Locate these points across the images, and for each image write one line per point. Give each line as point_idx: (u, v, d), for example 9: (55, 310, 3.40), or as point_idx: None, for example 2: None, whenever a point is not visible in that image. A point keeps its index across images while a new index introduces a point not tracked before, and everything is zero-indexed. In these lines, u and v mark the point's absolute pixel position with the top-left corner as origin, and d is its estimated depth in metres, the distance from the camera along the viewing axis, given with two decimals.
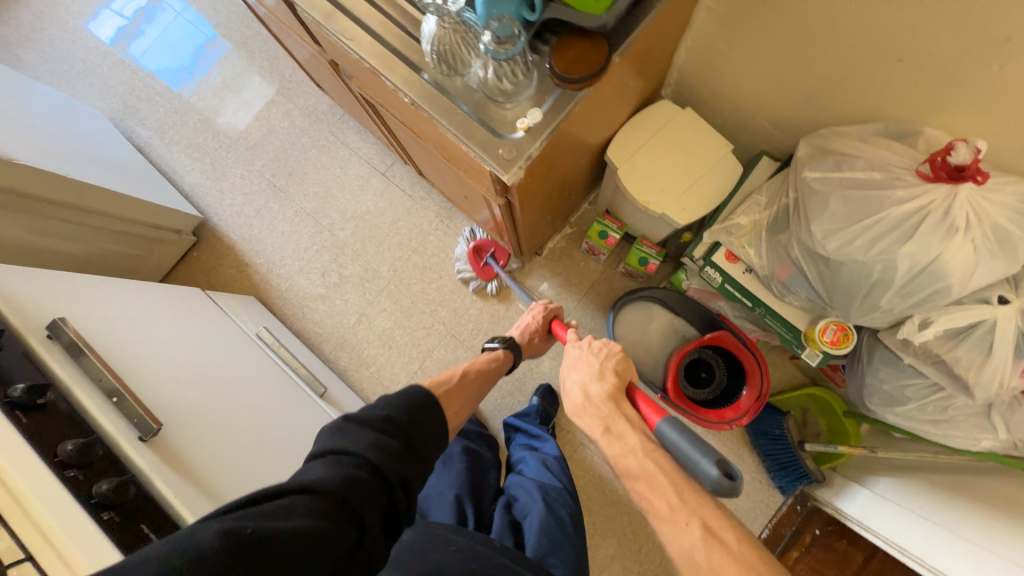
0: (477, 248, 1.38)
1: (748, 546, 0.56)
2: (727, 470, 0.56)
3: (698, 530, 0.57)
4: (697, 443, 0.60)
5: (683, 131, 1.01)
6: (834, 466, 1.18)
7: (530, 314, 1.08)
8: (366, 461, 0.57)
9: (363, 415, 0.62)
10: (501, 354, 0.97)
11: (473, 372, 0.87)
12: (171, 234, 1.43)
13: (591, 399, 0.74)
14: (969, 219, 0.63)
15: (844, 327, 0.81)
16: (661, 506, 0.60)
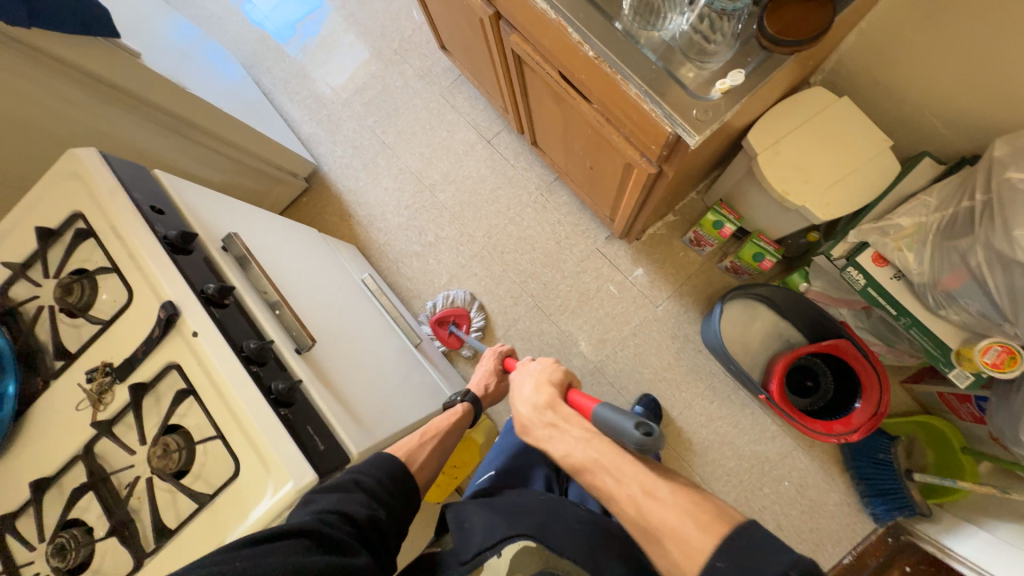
0: (438, 319, 1.40)
1: (683, 495, 0.54)
2: (646, 428, 0.56)
3: (637, 489, 0.56)
4: (620, 411, 0.59)
5: (839, 121, 0.94)
6: (942, 502, 1.10)
7: (481, 365, 1.06)
8: (341, 513, 0.55)
9: (328, 482, 0.59)
10: (460, 407, 0.88)
11: (432, 427, 0.79)
12: (289, 177, 1.53)
13: (532, 417, 0.70)
14: None
15: (1011, 350, 0.74)
16: (607, 482, 0.59)
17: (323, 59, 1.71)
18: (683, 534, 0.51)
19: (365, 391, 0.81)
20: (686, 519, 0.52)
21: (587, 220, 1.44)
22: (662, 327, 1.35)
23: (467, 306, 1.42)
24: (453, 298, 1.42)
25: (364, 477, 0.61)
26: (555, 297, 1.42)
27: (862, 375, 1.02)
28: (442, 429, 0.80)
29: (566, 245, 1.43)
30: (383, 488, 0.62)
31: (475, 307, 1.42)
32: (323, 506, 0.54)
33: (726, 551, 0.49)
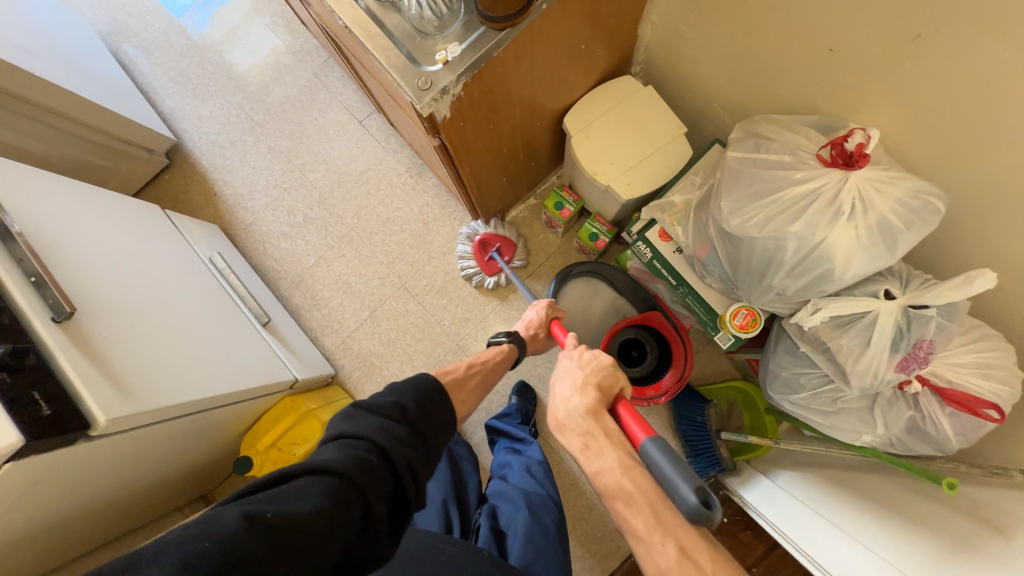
0: (482, 241, 1.35)
1: (722, 565, 0.57)
2: (705, 496, 0.57)
3: (674, 550, 0.58)
4: (681, 468, 0.60)
5: (641, 107, 1.02)
6: (749, 458, 1.20)
7: (533, 311, 1.07)
8: (377, 446, 0.57)
9: (372, 402, 0.62)
10: (508, 347, 0.96)
11: (480, 366, 0.88)
12: (143, 153, 1.45)
13: (569, 414, 0.72)
14: (855, 206, 0.61)
15: (753, 313, 0.84)
16: (638, 525, 0.61)
17: (199, 26, 1.62)
18: None
19: (146, 364, 0.79)
20: None
21: (454, 202, 1.46)
22: (521, 305, 1.41)
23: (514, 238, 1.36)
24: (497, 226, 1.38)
25: (407, 405, 0.64)
26: (420, 277, 1.44)
27: (672, 342, 1.13)
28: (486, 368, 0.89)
29: (433, 227, 1.46)
30: (418, 415, 0.64)
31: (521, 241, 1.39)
32: (359, 435, 0.57)
33: None
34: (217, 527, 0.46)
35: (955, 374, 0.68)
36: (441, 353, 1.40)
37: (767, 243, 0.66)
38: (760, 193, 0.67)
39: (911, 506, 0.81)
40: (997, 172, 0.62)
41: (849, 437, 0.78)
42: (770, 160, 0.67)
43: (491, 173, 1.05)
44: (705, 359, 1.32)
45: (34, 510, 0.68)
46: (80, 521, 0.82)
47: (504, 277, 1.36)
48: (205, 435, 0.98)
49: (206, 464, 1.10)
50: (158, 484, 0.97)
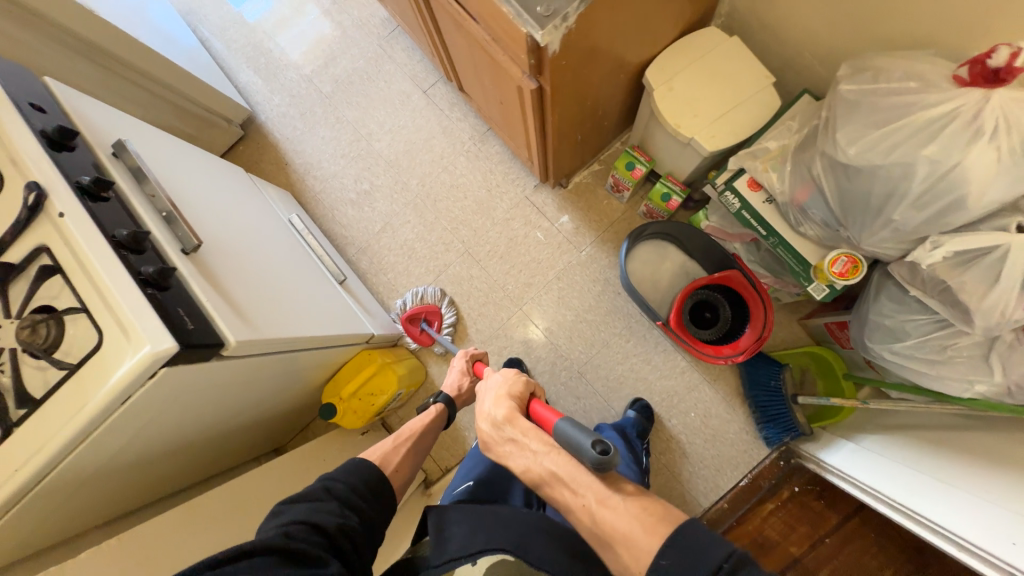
0: (409, 316, 1.38)
1: (637, 504, 0.58)
2: (601, 446, 0.59)
3: (591, 497, 0.60)
4: (579, 428, 0.63)
5: (727, 58, 1.00)
6: (826, 425, 1.18)
7: (454, 367, 1.13)
8: (310, 524, 0.60)
9: (299, 493, 0.65)
10: (437, 408, 0.99)
11: (407, 432, 0.90)
12: (222, 121, 1.53)
13: (492, 432, 0.73)
14: (998, 125, 0.58)
15: (855, 260, 0.81)
16: (568, 494, 0.62)
17: (249, 16, 1.69)
18: (632, 539, 0.56)
19: (257, 300, 0.84)
20: (635, 523, 0.57)
21: (517, 168, 1.48)
22: (584, 271, 1.41)
23: (438, 303, 1.41)
24: (422, 296, 1.41)
25: (334, 484, 0.69)
26: (482, 244, 1.46)
27: (750, 301, 1.11)
28: (416, 432, 0.90)
29: (496, 194, 1.47)
30: (350, 492, 0.69)
31: (445, 301, 1.42)
32: (294, 514, 0.61)
33: (668, 550, 0.53)
34: None
35: None
36: (505, 318, 1.42)
37: (889, 171, 0.64)
38: (884, 120, 0.65)
39: (1011, 450, 0.78)
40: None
41: (959, 388, 0.76)
42: (893, 88, 0.65)
43: (569, 131, 1.06)
44: (776, 326, 1.29)
45: (162, 426, 0.73)
46: (183, 457, 0.88)
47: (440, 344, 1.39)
48: (295, 378, 1.03)
49: (291, 411, 1.16)
50: (248, 429, 1.03)
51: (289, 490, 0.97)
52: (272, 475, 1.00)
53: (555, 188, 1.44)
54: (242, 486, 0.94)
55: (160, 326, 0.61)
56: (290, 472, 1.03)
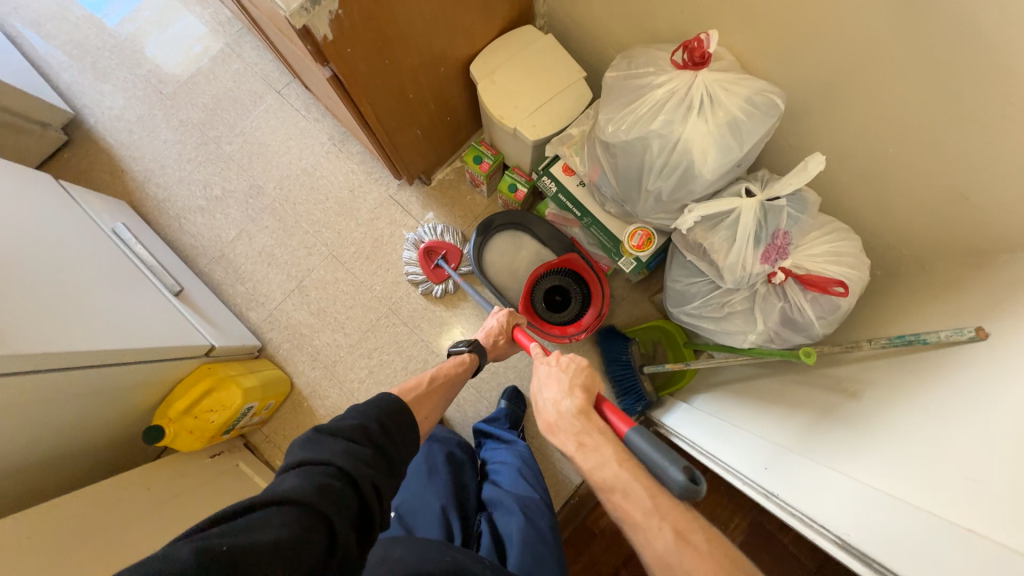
0: (428, 248, 1.35)
1: (717, 547, 0.58)
2: (692, 474, 0.58)
3: (670, 534, 0.59)
4: (665, 452, 0.62)
5: (542, 53, 1.07)
6: (673, 391, 1.26)
7: (493, 319, 1.09)
8: (341, 468, 0.55)
9: (334, 425, 0.61)
10: (471, 359, 0.97)
11: (441, 378, 0.89)
12: (36, 127, 1.36)
13: (561, 418, 0.74)
14: (705, 101, 0.67)
15: (649, 234, 0.90)
16: (635, 512, 0.61)
17: (110, 21, 1.53)
18: None
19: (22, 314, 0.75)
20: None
21: (379, 168, 1.46)
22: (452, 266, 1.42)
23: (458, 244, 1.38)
24: (441, 232, 1.38)
25: (371, 425, 0.64)
26: (347, 245, 1.42)
27: (589, 280, 1.19)
28: (448, 379, 0.91)
29: (359, 194, 1.45)
30: (381, 438, 0.64)
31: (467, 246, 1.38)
32: (323, 455, 0.56)
33: None
34: (167, 560, 0.41)
35: (811, 262, 0.75)
36: (374, 319, 1.39)
37: (636, 146, 0.72)
38: (629, 99, 0.72)
39: (788, 393, 0.86)
40: (840, 64, 0.70)
41: (738, 339, 0.86)
42: (637, 72, 0.73)
43: (401, 125, 1.07)
44: (631, 305, 1.39)
45: None
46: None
47: (453, 283, 1.36)
48: (105, 402, 0.93)
49: (117, 445, 1.04)
50: (64, 466, 0.90)
51: (93, 514, 0.84)
52: (102, 498, 0.88)
53: (418, 183, 1.44)
54: (75, 510, 0.82)
55: None
56: (112, 493, 0.90)
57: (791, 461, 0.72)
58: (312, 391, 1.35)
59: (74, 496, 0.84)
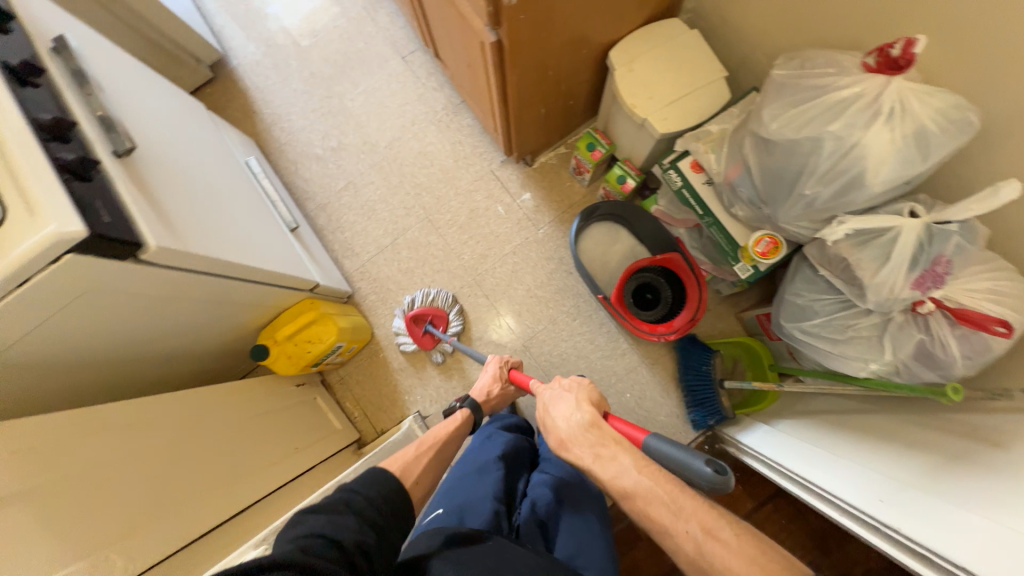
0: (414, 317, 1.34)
1: (749, 540, 0.52)
2: (717, 466, 0.58)
3: (697, 533, 0.55)
4: (685, 447, 0.61)
5: (686, 49, 1.06)
6: (750, 412, 1.23)
7: (486, 373, 1.16)
8: (329, 538, 0.55)
9: (320, 504, 0.61)
10: (461, 416, 1.00)
11: (429, 441, 0.89)
12: (191, 61, 1.50)
13: (574, 433, 0.73)
14: (895, 107, 0.64)
15: (776, 242, 0.87)
16: (661, 514, 0.58)
17: None
18: None
19: (192, 219, 0.83)
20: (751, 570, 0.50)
21: (485, 143, 1.50)
22: (540, 248, 1.43)
23: (446, 307, 1.37)
24: (433, 296, 1.37)
25: (354, 497, 0.64)
26: (443, 212, 1.47)
27: (686, 282, 1.16)
28: (437, 443, 0.89)
29: (462, 165, 1.49)
30: (370, 507, 0.63)
31: (456, 308, 1.38)
32: (310, 526, 0.56)
33: None
34: None
35: (969, 297, 0.70)
36: (457, 286, 1.43)
37: (803, 144, 0.71)
38: (802, 98, 0.72)
39: (904, 433, 0.82)
40: None
41: (856, 367, 0.81)
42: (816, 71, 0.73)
43: (531, 101, 1.09)
44: (714, 318, 1.35)
45: (77, 329, 0.71)
46: (103, 380, 0.84)
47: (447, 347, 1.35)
48: (230, 315, 1.00)
49: (226, 356, 1.13)
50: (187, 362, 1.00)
51: (206, 413, 0.90)
52: (216, 396, 0.96)
53: (522, 162, 1.47)
54: (195, 404, 0.89)
55: (76, 224, 0.58)
56: (225, 395, 0.98)
57: (909, 497, 0.69)
58: (390, 344, 1.41)
59: (195, 390, 0.92)
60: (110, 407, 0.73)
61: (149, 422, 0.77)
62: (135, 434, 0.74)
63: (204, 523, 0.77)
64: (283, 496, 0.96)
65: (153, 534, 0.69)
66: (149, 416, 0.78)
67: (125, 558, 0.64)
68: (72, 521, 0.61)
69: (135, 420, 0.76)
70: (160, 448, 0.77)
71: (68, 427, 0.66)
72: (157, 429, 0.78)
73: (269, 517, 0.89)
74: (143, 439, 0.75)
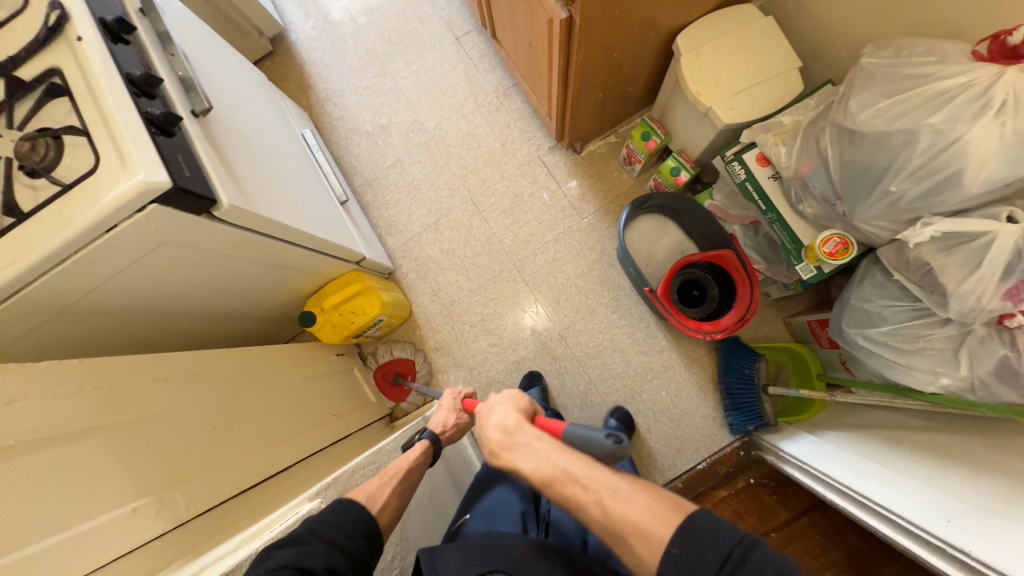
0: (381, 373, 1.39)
1: (643, 496, 0.55)
2: (616, 436, 0.58)
3: (601, 495, 0.56)
4: (590, 427, 0.61)
5: (760, 37, 1.01)
6: (792, 420, 1.19)
7: (441, 410, 0.94)
8: (298, 569, 0.53)
9: (281, 537, 0.58)
10: (420, 445, 0.82)
11: (394, 467, 0.76)
12: (254, 33, 1.54)
13: (502, 441, 0.69)
14: (1007, 100, 0.61)
15: (846, 242, 0.81)
16: (579, 492, 0.58)
17: None
18: (646, 529, 0.52)
19: (258, 183, 0.85)
20: (644, 513, 0.53)
21: (534, 128, 1.48)
22: (583, 238, 1.41)
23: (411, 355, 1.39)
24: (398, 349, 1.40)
25: (322, 524, 0.60)
26: (487, 195, 1.47)
27: (737, 280, 1.12)
28: (403, 470, 0.76)
29: (509, 149, 1.48)
30: (342, 534, 0.60)
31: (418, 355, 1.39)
32: (276, 561, 0.53)
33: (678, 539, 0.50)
34: None
35: None
36: (497, 270, 1.43)
37: (896, 137, 0.69)
38: (897, 89, 0.69)
39: (973, 453, 0.77)
40: None
41: (925, 380, 0.76)
42: (914, 61, 0.69)
43: (591, 85, 1.07)
44: (760, 321, 1.30)
45: (149, 280, 0.74)
46: (168, 329, 0.88)
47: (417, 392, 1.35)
48: (283, 281, 1.03)
49: (274, 320, 1.17)
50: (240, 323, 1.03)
51: (257, 372, 0.94)
52: (267, 357, 0.99)
53: (571, 149, 1.45)
54: (246, 362, 0.92)
55: (161, 175, 0.60)
56: (274, 357, 1.01)
57: (979, 518, 0.64)
58: (427, 323, 1.43)
59: (248, 347, 0.95)
60: (176, 354, 0.77)
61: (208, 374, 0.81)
62: (196, 384, 0.78)
63: (255, 474, 0.81)
64: (323, 458, 0.98)
65: (210, 478, 0.72)
66: (206, 370, 0.81)
67: (187, 499, 0.67)
68: (146, 455, 0.65)
69: (197, 371, 0.79)
70: (217, 400, 0.80)
71: (137, 371, 0.69)
72: (215, 380, 0.82)
73: (312, 472, 0.92)
74: (203, 390, 0.79)
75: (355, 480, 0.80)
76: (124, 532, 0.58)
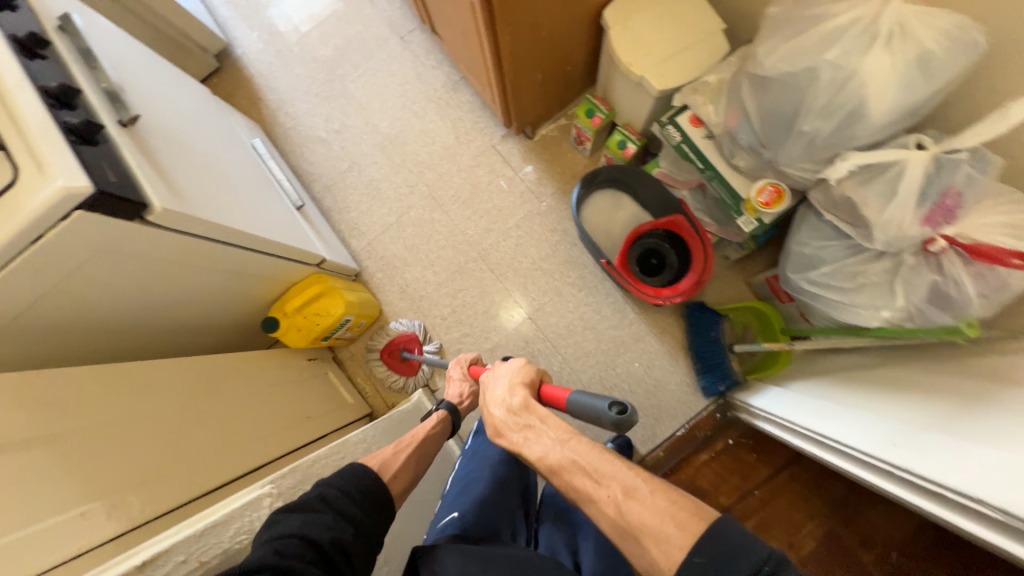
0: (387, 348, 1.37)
1: (663, 493, 0.50)
2: (620, 406, 0.60)
3: (617, 491, 0.51)
4: (596, 395, 0.63)
5: (683, 3, 1.04)
6: (762, 375, 1.21)
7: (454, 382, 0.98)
8: (306, 538, 0.54)
9: (294, 501, 0.59)
10: (438, 415, 0.87)
11: (409, 436, 0.79)
12: (197, 51, 1.54)
13: (505, 419, 0.66)
14: (894, 32, 0.64)
15: (779, 191, 0.85)
16: (587, 484, 0.54)
17: None
18: (663, 532, 0.47)
19: (198, 188, 0.85)
20: (665, 521, 0.47)
21: (485, 118, 1.50)
22: (543, 221, 1.43)
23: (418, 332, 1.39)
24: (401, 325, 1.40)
25: (331, 491, 0.62)
26: (445, 188, 1.48)
27: (690, 243, 1.14)
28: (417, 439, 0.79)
29: (463, 141, 1.50)
30: (348, 502, 0.62)
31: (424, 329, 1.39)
32: (284, 528, 0.55)
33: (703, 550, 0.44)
34: None
35: (981, 232, 0.66)
36: (462, 261, 1.44)
37: (802, 78, 0.71)
38: (797, 33, 0.72)
39: (920, 381, 0.79)
40: None
41: (867, 315, 0.78)
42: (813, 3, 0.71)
43: (527, 65, 1.09)
44: (723, 284, 1.33)
45: (91, 292, 0.74)
46: (122, 344, 0.88)
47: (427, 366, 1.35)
48: (239, 289, 1.03)
49: (237, 331, 1.17)
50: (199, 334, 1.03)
51: (220, 377, 0.94)
52: (230, 363, 0.99)
53: (522, 135, 1.46)
54: (208, 368, 0.92)
55: (83, 181, 0.61)
56: (238, 363, 1.01)
57: (922, 437, 0.67)
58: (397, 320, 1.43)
59: (208, 355, 0.95)
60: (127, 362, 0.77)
61: (164, 382, 0.81)
62: (150, 392, 0.78)
63: (221, 476, 0.81)
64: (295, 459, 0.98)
65: (171, 482, 0.72)
66: (163, 378, 0.81)
67: (142, 502, 0.67)
68: (96, 462, 0.65)
69: (151, 380, 0.79)
70: (174, 406, 0.80)
71: (83, 382, 0.69)
72: (172, 386, 0.82)
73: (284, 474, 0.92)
74: (159, 397, 0.79)
75: (318, 469, 0.80)
76: (77, 535, 0.59)
